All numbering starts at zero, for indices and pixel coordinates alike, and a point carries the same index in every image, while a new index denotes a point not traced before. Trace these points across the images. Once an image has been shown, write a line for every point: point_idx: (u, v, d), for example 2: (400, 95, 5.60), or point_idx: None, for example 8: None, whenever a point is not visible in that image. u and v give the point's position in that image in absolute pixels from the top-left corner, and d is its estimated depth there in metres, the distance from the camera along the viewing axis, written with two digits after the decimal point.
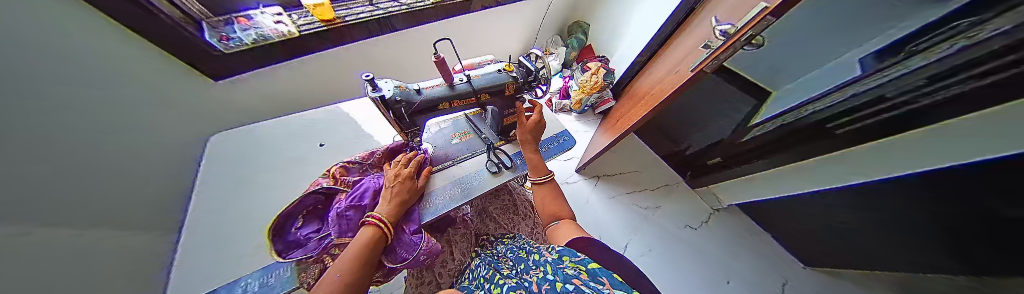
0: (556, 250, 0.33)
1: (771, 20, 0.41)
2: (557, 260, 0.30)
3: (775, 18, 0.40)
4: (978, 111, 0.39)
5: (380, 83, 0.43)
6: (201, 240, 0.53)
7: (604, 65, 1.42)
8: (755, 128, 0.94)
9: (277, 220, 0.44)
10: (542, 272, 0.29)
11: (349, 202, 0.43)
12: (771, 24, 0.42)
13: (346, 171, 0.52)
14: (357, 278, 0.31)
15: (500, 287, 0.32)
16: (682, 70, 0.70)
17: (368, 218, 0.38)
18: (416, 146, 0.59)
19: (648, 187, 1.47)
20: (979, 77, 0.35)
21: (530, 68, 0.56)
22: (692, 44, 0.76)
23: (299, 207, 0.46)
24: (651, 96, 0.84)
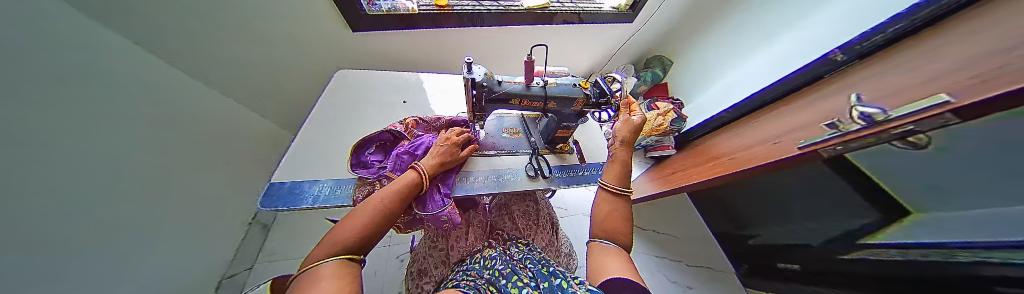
0: (585, 288, 0.30)
1: (954, 120, 0.30)
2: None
3: (964, 119, 0.29)
4: None
5: (474, 68, 0.50)
6: (315, 143, 0.63)
7: (676, 110, 1.28)
8: (865, 249, 0.71)
9: (360, 141, 0.55)
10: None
11: (408, 150, 0.52)
12: (954, 124, 0.31)
13: (415, 125, 0.61)
14: (392, 207, 0.36)
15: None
16: (783, 143, 0.58)
17: (413, 165, 0.45)
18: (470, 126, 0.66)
19: (686, 261, 1.25)
20: None
21: (605, 90, 0.56)
22: (807, 118, 0.62)
23: (376, 140, 0.56)
24: (729, 161, 0.72)
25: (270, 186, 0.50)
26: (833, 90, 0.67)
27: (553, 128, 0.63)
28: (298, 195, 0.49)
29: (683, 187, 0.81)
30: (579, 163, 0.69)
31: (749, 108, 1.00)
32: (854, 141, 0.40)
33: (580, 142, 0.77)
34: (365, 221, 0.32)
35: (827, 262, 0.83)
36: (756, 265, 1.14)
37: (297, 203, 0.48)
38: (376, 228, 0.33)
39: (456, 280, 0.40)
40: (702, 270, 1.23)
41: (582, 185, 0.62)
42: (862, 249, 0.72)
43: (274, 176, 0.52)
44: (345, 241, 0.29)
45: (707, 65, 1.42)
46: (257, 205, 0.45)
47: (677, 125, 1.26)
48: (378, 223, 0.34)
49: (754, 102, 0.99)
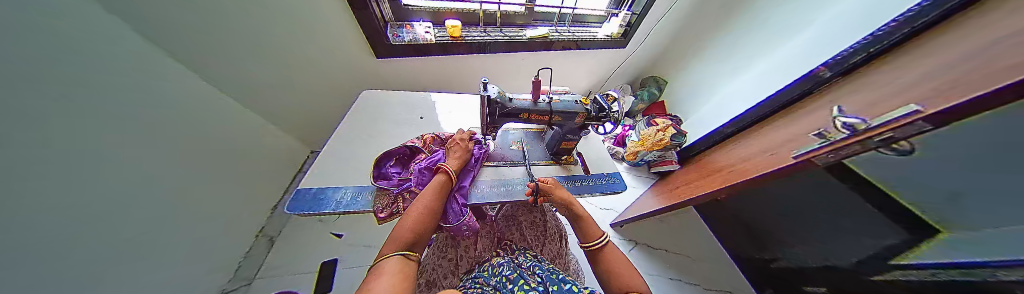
0: None
1: (927, 128, 0.33)
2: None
3: (935, 127, 0.32)
4: None
5: (488, 87, 0.56)
6: (340, 153, 0.68)
7: (675, 125, 1.32)
8: (894, 271, 0.68)
9: (381, 155, 0.60)
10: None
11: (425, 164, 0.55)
12: (929, 131, 0.34)
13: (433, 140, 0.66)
14: (431, 212, 0.44)
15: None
16: (781, 153, 0.60)
17: (442, 168, 0.52)
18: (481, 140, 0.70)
19: (703, 283, 1.18)
20: None
21: (604, 105, 0.61)
22: (800, 129, 0.66)
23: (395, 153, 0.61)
24: (730, 172, 0.74)
25: (296, 192, 0.53)
26: (824, 104, 0.71)
27: (557, 140, 0.67)
28: (322, 201, 0.52)
29: (687, 200, 0.81)
30: (583, 173, 0.71)
31: (760, 115, 1.05)
32: (844, 149, 0.43)
33: (583, 154, 0.80)
34: (415, 218, 0.42)
35: (862, 286, 0.77)
36: (782, 289, 1.07)
37: (322, 208, 0.51)
38: (423, 229, 0.42)
39: (465, 288, 0.41)
40: (720, 293, 1.15)
41: (585, 194, 0.63)
42: (891, 270, 0.69)
43: (300, 182, 0.56)
44: (405, 240, 0.38)
45: (701, 82, 1.53)
46: (284, 208, 0.48)
47: (678, 139, 1.30)
48: (426, 221, 0.43)
49: (763, 109, 1.04)
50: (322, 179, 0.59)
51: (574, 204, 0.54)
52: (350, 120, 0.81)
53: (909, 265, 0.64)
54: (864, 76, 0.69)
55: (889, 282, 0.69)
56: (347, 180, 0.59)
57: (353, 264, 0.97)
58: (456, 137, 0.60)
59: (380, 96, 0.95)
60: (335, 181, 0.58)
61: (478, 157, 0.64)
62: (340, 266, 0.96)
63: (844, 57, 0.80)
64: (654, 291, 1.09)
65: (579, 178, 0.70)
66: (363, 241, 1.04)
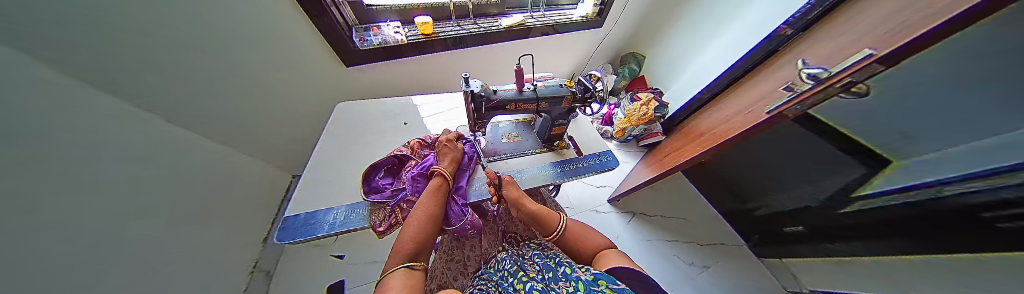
0: (592, 273, 0.33)
1: (881, 69, 0.36)
2: (593, 282, 0.30)
3: (887, 67, 0.35)
4: None
5: (471, 82, 0.55)
6: (325, 172, 0.64)
7: (658, 98, 1.37)
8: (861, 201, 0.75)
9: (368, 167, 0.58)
10: (574, 288, 0.31)
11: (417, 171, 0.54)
12: (881, 72, 0.37)
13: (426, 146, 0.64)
14: (431, 217, 0.44)
15: (525, 290, 0.34)
16: (755, 111, 0.63)
17: (436, 171, 0.52)
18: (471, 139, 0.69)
19: (698, 241, 1.26)
20: None
21: (589, 86, 0.62)
22: (770, 85, 0.70)
23: (383, 163, 0.59)
24: (712, 135, 0.78)
25: (285, 220, 0.50)
26: (791, 59, 0.75)
27: (547, 126, 0.67)
28: (314, 225, 0.50)
29: (676, 167, 0.85)
30: (576, 156, 0.72)
31: (733, 77, 1.10)
32: (810, 98, 0.46)
33: (574, 137, 0.81)
34: (421, 222, 0.43)
35: (832, 220, 0.86)
36: (766, 234, 1.17)
37: (315, 231, 0.48)
38: (425, 235, 0.42)
39: (470, 289, 0.41)
40: (713, 247, 1.24)
41: (582, 175, 0.65)
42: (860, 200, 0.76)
43: (288, 209, 0.53)
44: (406, 251, 0.38)
45: (675, 53, 1.56)
46: (273, 239, 0.45)
47: (661, 111, 1.35)
48: (427, 227, 0.43)
49: (736, 71, 1.09)
50: (311, 202, 0.56)
51: (524, 198, 0.53)
52: (329, 136, 0.76)
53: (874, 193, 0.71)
54: (821, 28, 0.74)
55: (857, 212, 0.76)
56: (338, 199, 0.57)
57: (360, 281, 0.95)
58: (444, 138, 0.59)
59: (358, 106, 0.89)
60: (326, 202, 0.55)
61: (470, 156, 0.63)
62: (347, 285, 0.93)
63: (800, 15, 0.84)
64: (656, 257, 1.16)
65: (573, 160, 0.71)
66: (368, 257, 1.02)
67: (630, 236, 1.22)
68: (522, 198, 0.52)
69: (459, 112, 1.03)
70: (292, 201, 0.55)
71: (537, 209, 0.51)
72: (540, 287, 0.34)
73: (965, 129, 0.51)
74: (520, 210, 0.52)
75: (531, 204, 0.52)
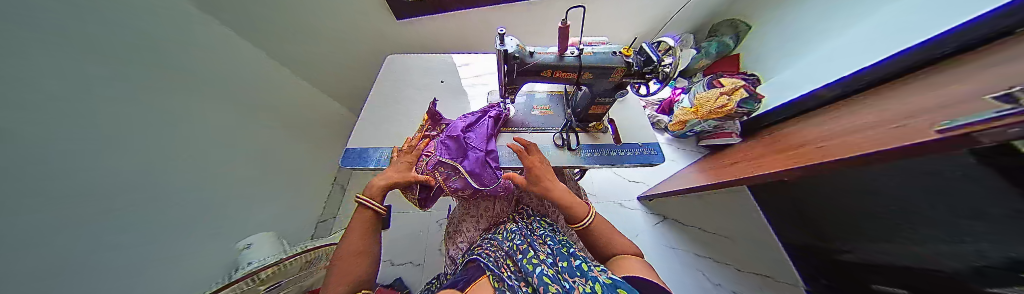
0: (610, 276, 0.29)
1: None
2: (611, 286, 0.27)
3: None
4: None
5: (506, 39, 0.49)
6: (377, 116, 0.75)
7: (749, 87, 1.04)
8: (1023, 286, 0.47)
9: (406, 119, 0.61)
10: (589, 288, 0.27)
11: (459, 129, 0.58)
12: None
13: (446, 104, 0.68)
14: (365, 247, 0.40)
15: (534, 274, 0.34)
16: (914, 124, 0.42)
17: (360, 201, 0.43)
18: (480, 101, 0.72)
19: (737, 265, 1.09)
20: None
21: (653, 56, 0.48)
22: (972, 86, 0.44)
23: None
24: (816, 150, 0.58)
25: (347, 151, 0.62)
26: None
27: (585, 103, 0.59)
28: (365, 158, 0.61)
29: (741, 180, 0.69)
30: (612, 143, 0.64)
31: (891, 73, 0.71)
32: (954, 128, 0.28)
33: (616, 121, 0.70)
34: (361, 253, 0.39)
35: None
36: (845, 285, 0.91)
37: (366, 163, 0.60)
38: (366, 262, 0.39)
39: (481, 249, 0.45)
40: (755, 276, 1.07)
41: (613, 164, 0.58)
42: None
43: (349, 141, 0.65)
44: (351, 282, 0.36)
45: (810, 26, 1.07)
46: (341, 163, 0.58)
47: (747, 106, 1.04)
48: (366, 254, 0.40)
49: (897, 63, 0.70)
50: (366, 138, 0.67)
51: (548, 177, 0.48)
52: (382, 85, 0.86)
53: None
54: None
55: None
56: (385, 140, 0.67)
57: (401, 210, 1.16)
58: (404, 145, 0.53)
59: (406, 60, 0.95)
60: (375, 142, 0.66)
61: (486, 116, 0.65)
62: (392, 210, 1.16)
63: None
64: (676, 266, 1.07)
65: (607, 147, 0.64)
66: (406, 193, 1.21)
67: (652, 238, 1.13)
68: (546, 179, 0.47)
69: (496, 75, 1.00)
70: (353, 136, 0.67)
71: (562, 196, 0.46)
72: (550, 274, 0.33)
73: None
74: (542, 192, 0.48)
75: (557, 190, 0.46)
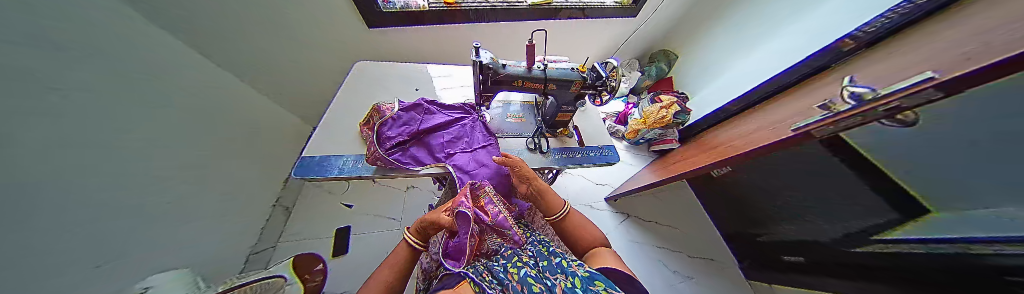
0: (586, 270, 0.37)
1: (937, 96, 0.31)
2: (589, 279, 0.35)
3: (945, 95, 0.31)
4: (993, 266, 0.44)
5: (482, 52, 0.54)
6: (337, 122, 0.69)
7: (680, 102, 1.28)
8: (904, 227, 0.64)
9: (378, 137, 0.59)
10: (570, 283, 0.35)
11: (393, 156, 0.58)
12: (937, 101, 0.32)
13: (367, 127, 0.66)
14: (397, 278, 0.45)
15: (519, 277, 0.38)
16: (779, 128, 0.59)
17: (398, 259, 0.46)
18: (386, 103, 0.68)
19: (688, 252, 1.26)
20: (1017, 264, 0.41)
21: (602, 74, 0.59)
22: (805, 102, 0.65)
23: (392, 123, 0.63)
24: (725, 148, 0.75)
25: (302, 159, 0.56)
26: (839, 77, 0.68)
27: (552, 111, 0.66)
28: (325, 167, 0.56)
29: (681, 175, 0.83)
30: (577, 146, 0.72)
31: (767, 94, 1.02)
32: (847, 119, 0.41)
33: (580, 127, 0.79)
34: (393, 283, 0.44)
35: (840, 257, 0.82)
36: (763, 258, 1.14)
37: (326, 173, 0.55)
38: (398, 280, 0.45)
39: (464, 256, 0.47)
40: (702, 260, 1.24)
41: (579, 164, 0.66)
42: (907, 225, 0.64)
43: (305, 149, 0.59)
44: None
45: (712, 57, 1.44)
46: (291, 173, 0.52)
47: (681, 118, 1.27)
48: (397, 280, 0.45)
49: (772, 86, 1.00)
50: (327, 146, 0.62)
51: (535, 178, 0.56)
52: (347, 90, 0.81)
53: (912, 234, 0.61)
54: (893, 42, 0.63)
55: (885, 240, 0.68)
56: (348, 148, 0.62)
57: (365, 230, 1.04)
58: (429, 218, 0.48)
59: (374, 67, 0.92)
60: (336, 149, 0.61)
61: (408, 126, 0.64)
62: (352, 232, 1.03)
63: (869, 28, 0.73)
64: (641, 260, 1.17)
65: (573, 150, 0.71)
66: (371, 210, 1.10)
67: (620, 236, 1.23)
68: (533, 178, 0.56)
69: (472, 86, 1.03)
70: (310, 144, 0.61)
71: (545, 189, 0.56)
72: (534, 275, 0.39)
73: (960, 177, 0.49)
74: (529, 186, 0.56)
75: (540, 184, 0.56)
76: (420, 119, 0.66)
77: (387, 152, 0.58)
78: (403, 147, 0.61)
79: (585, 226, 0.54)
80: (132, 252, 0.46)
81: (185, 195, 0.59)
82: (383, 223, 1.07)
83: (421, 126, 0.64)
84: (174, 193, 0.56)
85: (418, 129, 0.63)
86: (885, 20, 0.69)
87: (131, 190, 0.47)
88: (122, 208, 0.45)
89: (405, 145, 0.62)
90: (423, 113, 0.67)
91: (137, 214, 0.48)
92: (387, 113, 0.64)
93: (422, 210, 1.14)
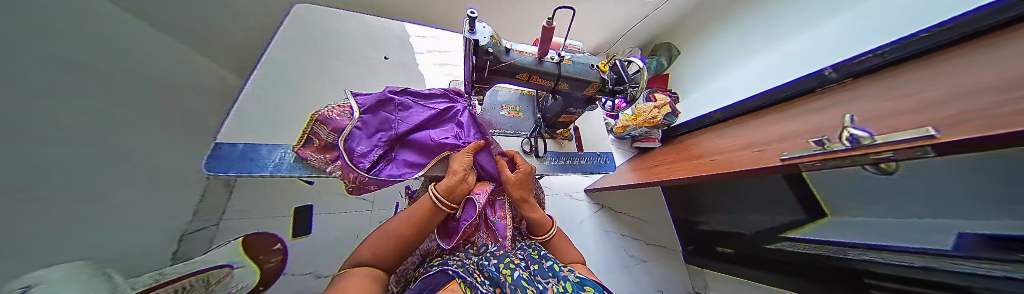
0: (576, 275, 0.34)
1: (927, 155, 0.29)
2: (580, 286, 0.31)
3: (935, 156, 0.28)
4: (881, 261, 0.65)
5: (479, 26, 0.45)
6: (276, 96, 0.63)
7: (672, 104, 1.27)
8: (780, 241, 0.96)
9: (351, 154, 0.48)
10: (562, 287, 0.31)
11: (384, 174, 0.50)
12: (922, 158, 0.30)
13: (320, 151, 0.50)
14: (383, 268, 0.36)
15: (512, 279, 0.32)
16: (766, 151, 0.60)
17: (375, 255, 0.36)
18: (328, 109, 0.51)
19: (646, 240, 1.42)
20: (900, 257, 0.62)
21: (623, 75, 0.56)
22: (792, 129, 0.66)
23: (358, 134, 0.50)
24: (709, 162, 0.77)
25: (216, 147, 0.47)
26: (825, 105, 0.71)
27: (556, 110, 0.63)
28: (257, 163, 0.47)
29: (659, 182, 0.85)
30: (575, 150, 0.71)
31: (761, 104, 1.00)
32: (835, 159, 0.40)
33: (580, 129, 0.79)
34: (384, 270, 0.36)
35: (763, 251, 1.01)
36: (702, 247, 1.35)
37: (258, 170, 0.46)
38: (384, 265, 0.37)
39: (445, 259, 0.39)
40: (656, 247, 1.42)
41: (575, 171, 0.64)
42: (778, 240, 0.97)
43: (220, 136, 0.49)
44: (374, 275, 0.34)
45: (710, 63, 1.41)
46: (202, 169, 0.43)
47: (670, 119, 1.28)
48: (384, 268, 0.36)
49: (761, 100, 1.01)
50: (258, 130, 0.55)
51: (529, 199, 0.52)
52: (280, 53, 0.70)
53: (795, 238, 0.92)
54: (876, 80, 0.67)
55: (777, 247, 0.96)
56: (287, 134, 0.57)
57: (331, 210, 0.92)
58: (437, 189, 0.44)
59: (320, 21, 0.80)
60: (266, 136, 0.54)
61: (383, 132, 0.52)
62: (315, 211, 0.91)
63: (856, 60, 0.74)
64: (606, 245, 1.29)
65: (572, 155, 0.70)
66: (338, 189, 0.98)
67: (593, 224, 1.32)
68: (529, 200, 0.52)
69: (457, 61, 0.98)
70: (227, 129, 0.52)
71: (539, 218, 0.51)
72: (527, 277, 0.33)
73: (880, 203, 0.71)
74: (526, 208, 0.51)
75: (536, 213, 0.51)
76: (392, 119, 0.53)
77: (372, 173, 0.49)
78: (388, 160, 0.52)
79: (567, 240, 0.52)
80: (55, 243, 0.36)
81: (107, 160, 0.47)
82: (351, 203, 0.96)
83: (402, 128, 0.53)
84: (92, 158, 0.44)
85: (397, 132, 0.52)
86: (872, 57, 0.70)
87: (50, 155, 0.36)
88: (47, 175, 0.36)
89: (388, 155, 0.53)
90: (399, 110, 0.54)
91: (61, 181, 0.38)
92: (344, 124, 0.50)
93: (398, 190, 1.07)
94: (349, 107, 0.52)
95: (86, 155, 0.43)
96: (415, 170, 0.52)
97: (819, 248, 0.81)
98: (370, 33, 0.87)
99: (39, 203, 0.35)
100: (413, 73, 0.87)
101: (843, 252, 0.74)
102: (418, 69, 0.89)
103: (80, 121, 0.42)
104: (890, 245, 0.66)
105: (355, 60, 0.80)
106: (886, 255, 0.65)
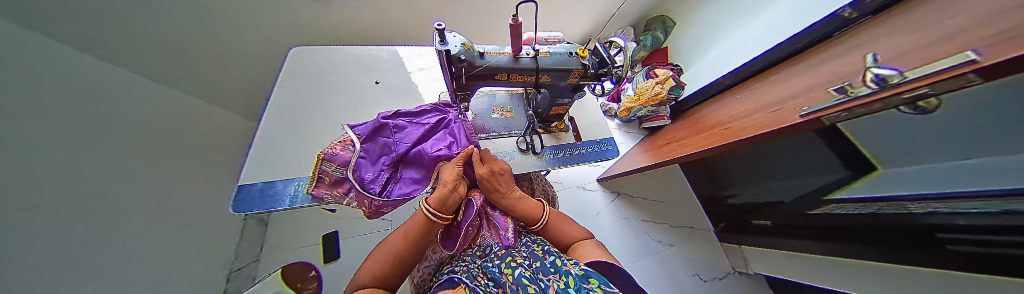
0: (580, 267, 0.32)
1: (970, 83, 0.24)
2: (583, 278, 0.29)
3: (979, 82, 0.23)
4: (939, 212, 0.58)
5: (449, 37, 0.46)
6: (286, 135, 0.68)
7: (675, 77, 1.23)
8: (825, 207, 0.86)
9: (363, 181, 0.51)
10: (563, 284, 0.29)
11: (395, 193, 0.52)
12: (966, 88, 0.25)
13: (333, 186, 0.52)
14: (385, 286, 0.37)
15: (513, 279, 0.32)
16: (784, 110, 0.56)
17: (374, 277, 0.36)
18: (332, 146, 0.53)
19: (671, 222, 1.35)
20: (957, 207, 0.54)
21: (605, 58, 0.53)
22: (811, 81, 0.60)
23: (365, 161, 0.53)
24: (722, 131, 0.72)
25: (239, 188, 0.52)
26: (844, 49, 0.64)
27: (546, 104, 0.63)
28: (273, 198, 0.52)
29: (675, 159, 0.80)
30: (574, 141, 0.71)
31: (775, 59, 0.93)
32: (859, 106, 0.35)
33: (575, 118, 0.78)
34: (384, 286, 0.37)
35: (802, 219, 0.93)
36: (734, 223, 1.26)
37: (277, 205, 0.51)
38: (385, 283, 0.37)
39: (454, 266, 0.40)
40: (683, 229, 1.34)
41: (575, 164, 0.64)
42: (826, 204, 0.86)
43: (241, 178, 0.55)
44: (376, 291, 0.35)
45: (713, 28, 1.34)
46: (228, 209, 0.48)
47: (675, 93, 1.23)
48: (385, 285, 0.37)
49: (774, 56, 0.94)
50: (274, 170, 0.59)
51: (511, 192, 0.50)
52: (284, 93, 0.76)
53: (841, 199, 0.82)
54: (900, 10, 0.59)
55: (824, 213, 0.85)
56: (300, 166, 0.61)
57: (356, 233, 0.97)
58: (433, 200, 0.45)
59: (315, 57, 0.85)
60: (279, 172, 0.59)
61: (386, 156, 0.55)
62: (341, 236, 0.95)
63: None
64: (629, 232, 1.25)
65: (570, 146, 0.69)
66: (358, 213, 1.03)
67: (610, 213, 1.28)
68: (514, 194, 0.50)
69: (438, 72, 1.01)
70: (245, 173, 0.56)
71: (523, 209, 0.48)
72: (528, 276, 0.33)
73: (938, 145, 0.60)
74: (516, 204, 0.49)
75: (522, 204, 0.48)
76: (390, 142, 0.55)
77: (383, 195, 0.51)
78: (396, 179, 0.55)
79: (566, 223, 0.49)
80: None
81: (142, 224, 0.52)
82: (373, 224, 1.01)
83: (401, 148, 0.55)
84: (137, 220, 0.50)
85: (398, 153, 0.54)
86: None
87: (76, 227, 0.39)
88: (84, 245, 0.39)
89: (394, 176, 0.55)
90: (395, 130, 0.57)
91: (98, 245, 0.42)
92: (349, 156, 0.53)
93: (414, 205, 1.11)
94: (351, 140, 0.55)
95: (121, 220, 0.47)
96: (422, 185, 0.54)
97: (866, 209, 0.72)
98: (361, 63, 0.91)
99: (86, 264, 0.39)
100: (407, 90, 0.91)
101: (896, 209, 0.66)
102: (411, 87, 0.93)
103: (112, 190, 0.46)
104: (939, 195, 0.57)
105: (349, 89, 0.84)
106: (941, 204, 0.57)
